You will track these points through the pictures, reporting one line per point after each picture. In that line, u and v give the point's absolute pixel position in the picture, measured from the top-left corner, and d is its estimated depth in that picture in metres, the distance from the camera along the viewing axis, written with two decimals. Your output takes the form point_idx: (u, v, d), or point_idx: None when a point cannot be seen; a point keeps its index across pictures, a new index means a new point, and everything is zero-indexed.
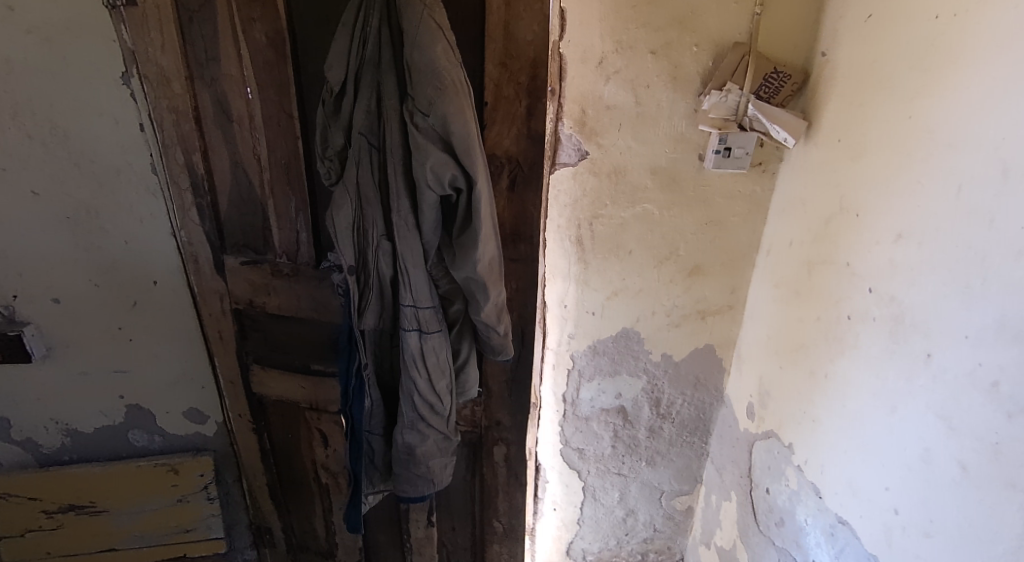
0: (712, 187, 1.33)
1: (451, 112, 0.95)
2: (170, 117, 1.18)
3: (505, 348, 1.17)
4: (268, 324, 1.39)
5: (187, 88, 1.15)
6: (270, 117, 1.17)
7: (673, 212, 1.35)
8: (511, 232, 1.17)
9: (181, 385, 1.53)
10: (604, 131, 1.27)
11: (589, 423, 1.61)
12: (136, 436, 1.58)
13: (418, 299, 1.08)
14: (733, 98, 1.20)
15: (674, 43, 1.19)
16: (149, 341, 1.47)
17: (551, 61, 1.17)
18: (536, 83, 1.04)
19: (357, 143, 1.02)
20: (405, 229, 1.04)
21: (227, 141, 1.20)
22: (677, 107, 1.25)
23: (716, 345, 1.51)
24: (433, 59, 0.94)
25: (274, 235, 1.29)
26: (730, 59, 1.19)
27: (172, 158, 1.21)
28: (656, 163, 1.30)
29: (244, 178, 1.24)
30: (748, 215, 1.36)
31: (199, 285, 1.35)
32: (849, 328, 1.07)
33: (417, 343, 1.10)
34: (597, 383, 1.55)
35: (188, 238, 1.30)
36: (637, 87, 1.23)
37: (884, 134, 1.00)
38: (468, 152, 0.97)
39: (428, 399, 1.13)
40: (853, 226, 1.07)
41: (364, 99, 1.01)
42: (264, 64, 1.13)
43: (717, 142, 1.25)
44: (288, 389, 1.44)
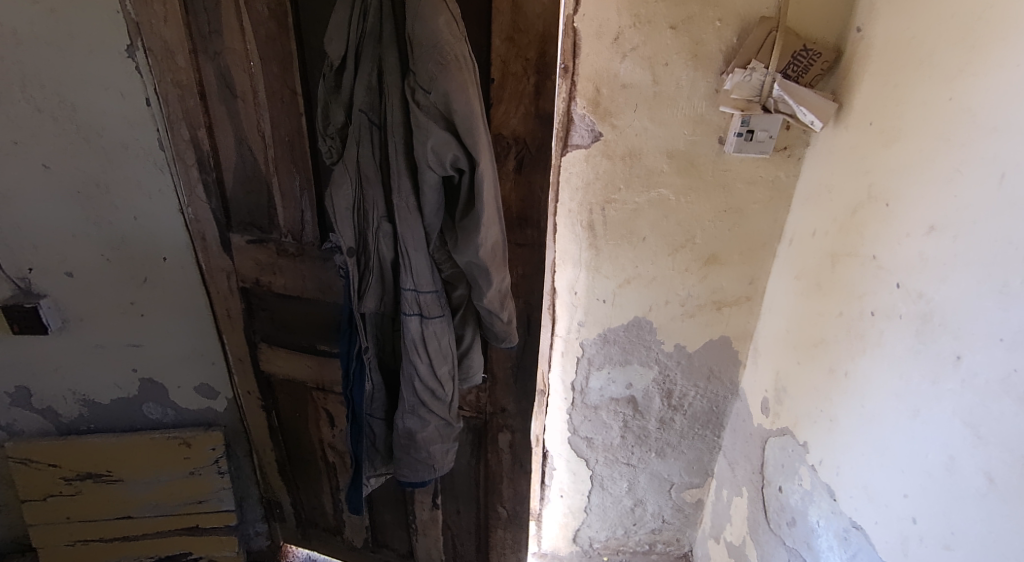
0: (732, 171, 1.26)
1: (453, 88, 0.91)
2: (174, 92, 1.17)
3: (509, 335, 1.13)
4: (275, 303, 1.39)
5: (192, 62, 1.14)
6: (274, 93, 1.14)
7: (690, 198, 1.29)
8: (517, 216, 1.13)
9: (192, 361, 1.54)
10: (618, 111, 1.21)
11: (598, 412, 1.58)
12: (150, 409, 1.60)
13: (419, 283, 1.05)
14: (757, 77, 1.13)
15: (695, 17, 1.12)
16: (160, 317, 1.48)
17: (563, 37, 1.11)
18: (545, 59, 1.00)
19: (357, 121, 0.99)
20: (406, 210, 1.00)
21: (232, 117, 1.19)
22: (697, 86, 1.18)
23: (732, 338, 1.46)
24: (436, 33, 0.90)
25: (279, 214, 1.27)
26: (757, 35, 1.12)
27: (178, 134, 1.21)
28: (674, 146, 1.24)
29: (249, 155, 1.22)
30: (770, 202, 1.29)
31: (207, 263, 1.36)
32: (872, 325, 1.00)
33: (418, 328, 1.07)
34: (606, 372, 1.52)
35: (196, 215, 1.30)
36: (655, 65, 1.16)
37: (922, 117, 0.92)
38: (471, 130, 0.93)
39: (429, 384, 1.11)
40: (883, 217, 1.00)
41: (365, 74, 0.97)
42: (267, 38, 1.10)
43: (739, 124, 1.17)
44: (295, 368, 1.45)
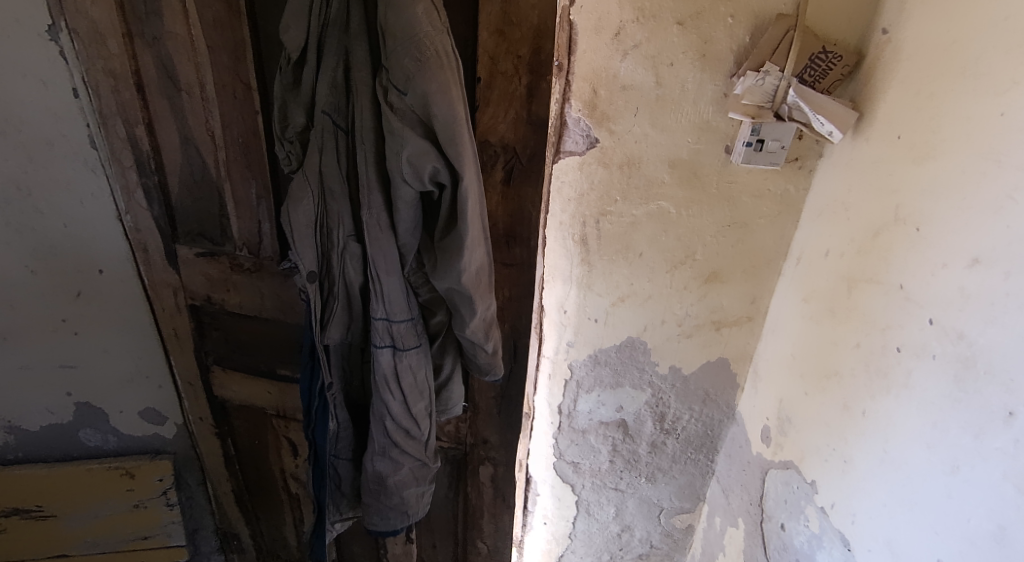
0: (738, 183, 1.15)
1: (432, 89, 0.77)
2: (107, 82, 1.01)
3: (494, 368, 1.00)
4: (228, 322, 1.23)
5: (126, 48, 0.98)
6: (223, 87, 0.99)
7: (693, 211, 1.18)
8: (506, 232, 1.02)
9: (135, 383, 1.37)
10: (617, 115, 1.09)
11: (586, 436, 1.44)
12: (88, 435, 1.43)
13: (392, 311, 0.91)
14: (771, 81, 1.01)
15: (705, 12, 1.00)
16: (98, 335, 1.31)
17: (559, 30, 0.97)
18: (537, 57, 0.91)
19: (320, 124, 0.84)
20: (377, 229, 0.87)
21: (175, 113, 1.03)
22: (704, 90, 1.06)
23: (731, 360, 1.36)
24: (413, 23, 0.76)
25: (232, 224, 1.11)
26: (772, 34, 1.00)
27: (112, 131, 1.05)
28: (676, 154, 1.12)
29: (196, 157, 1.07)
30: (776, 216, 1.18)
31: (150, 277, 1.20)
32: (898, 363, 0.90)
33: (391, 362, 0.94)
34: (596, 394, 1.39)
35: (135, 224, 1.14)
36: (659, 65, 1.04)
37: (962, 133, 0.82)
38: (454, 139, 0.79)
39: (403, 423, 0.98)
40: (912, 243, 0.89)
41: (329, 70, 0.82)
42: (215, 21, 0.94)
43: (748, 132, 1.06)
44: (253, 394, 1.30)
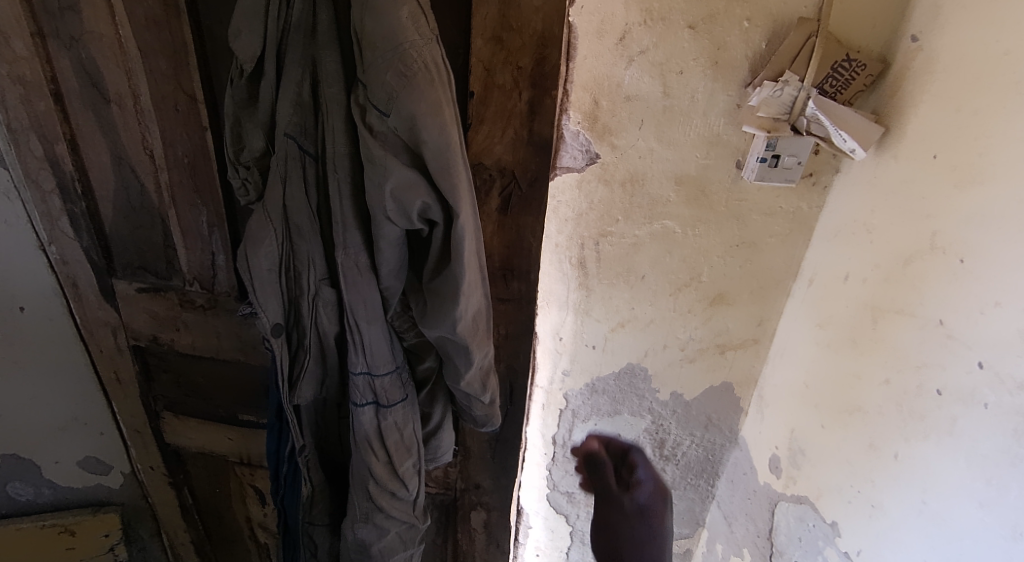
0: (748, 201, 0.97)
1: (422, 110, 0.65)
2: (17, 91, 0.84)
3: (491, 419, 0.89)
4: (181, 363, 1.08)
5: (38, 51, 0.82)
6: (163, 98, 0.84)
7: (700, 231, 1.00)
8: (502, 265, 0.90)
9: (70, 431, 1.21)
10: (620, 128, 0.91)
11: (582, 466, 1.27)
12: (19, 489, 1.26)
13: (374, 364, 0.78)
14: (788, 92, 0.81)
15: (719, 14, 0.83)
16: (22, 380, 1.14)
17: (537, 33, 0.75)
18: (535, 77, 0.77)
19: (282, 149, 0.70)
20: (355, 272, 0.73)
21: (104, 129, 0.87)
22: (714, 101, 0.89)
23: (735, 384, 1.18)
24: (396, 30, 0.63)
25: (179, 256, 0.96)
26: (789, 40, 0.82)
27: (27, 149, 0.88)
28: (683, 170, 0.95)
29: (132, 179, 0.91)
30: (787, 236, 1.00)
31: (82, 315, 1.03)
32: (937, 409, 0.75)
33: (374, 420, 0.81)
34: (592, 424, 1.22)
35: (61, 256, 0.97)
36: (667, 73, 0.87)
37: (1016, 158, 0.66)
38: (448, 169, 0.67)
39: (388, 486, 0.85)
40: (953, 276, 0.74)
41: (292, 84, 0.68)
42: (149, 22, 0.79)
43: (762, 147, 0.87)
44: (211, 440, 1.14)
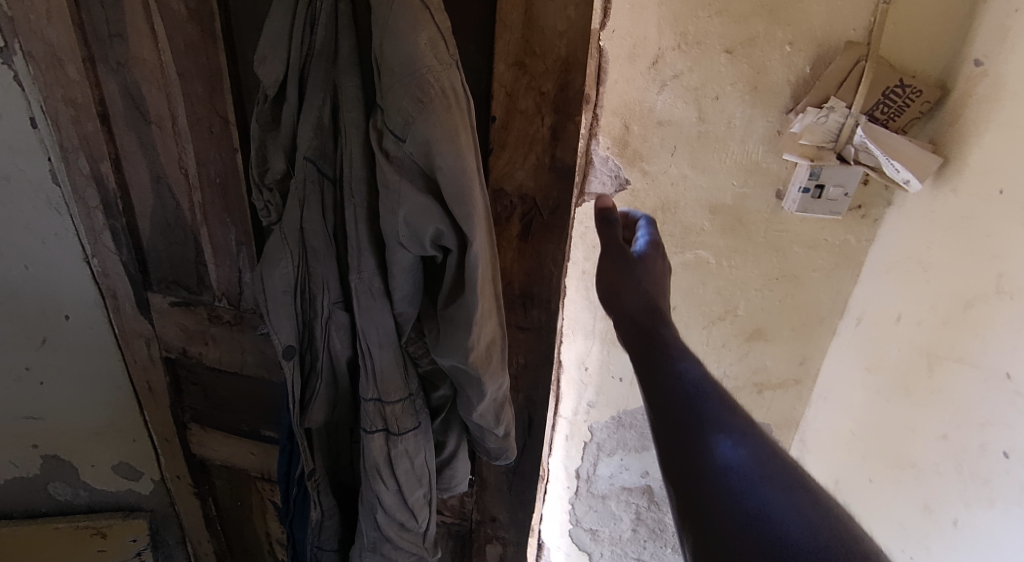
0: (790, 232, 0.92)
1: (437, 135, 0.63)
2: (67, 111, 0.87)
3: (505, 452, 0.86)
4: (208, 377, 1.09)
5: (87, 74, 0.85)
6: (198, 120, 0.86)
7: (736, 262, 0.96)
8: (521, 292, 0.87)
9: (107, 436, 1.24)
10: (651, 154, 0.90)
11: (606, 502, 1.22)
12: (58, 489, 1.30)
13: (385, 391, 0.77)
14: (835, 118, 0.79)
15: (760, 38, 0.79)
16: (65, 385, 1.18)
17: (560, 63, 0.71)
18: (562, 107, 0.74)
19: (300, 172, 0.70)
20: (368, 298, 0.72)
21: (145, 149, 0.90)
22: (753, 127, 0.85)
23: (773, 426, 1.11)
24: (413, 56, 0.62)
25: (210, 272, 0.98)
26: (837, 64, 0.78)
27: (74, 167, 0.91)
28: (718, 198, 0.91)
29: (168, 197, 0.94)
30: (832, 269, 0.94)
31: (119, 327, 1.06)
32: (1001, 471, 0.71)
33: (384, 448, 0.80)
34: (618, 458, 1.17)
35: (103, 268, 1.01)
36: (702, 98, 0.84)
37: None
38: (463, 196, 0.66)
39: (397, 516, 0.83)
40: (1016, 327, 0.70)
41: (313, 109, 0.68)
42: (187, 47, 0.81)
43: (805, 176, 0.84)
44: (234, 454, 1.16)
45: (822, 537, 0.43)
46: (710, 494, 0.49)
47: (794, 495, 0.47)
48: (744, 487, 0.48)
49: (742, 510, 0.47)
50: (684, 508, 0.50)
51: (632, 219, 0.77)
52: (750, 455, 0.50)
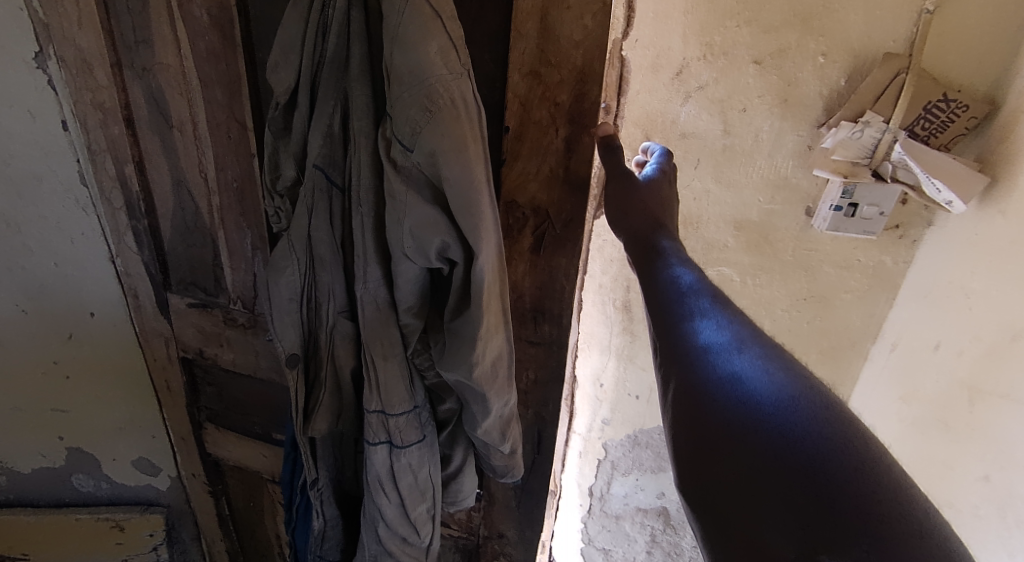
0: (819, 252, 0.88)
1: (445, 146, 0.62)
2: (96, 115, 0.90)
3: (511, 470, 0.84)
4: (223, 378, 1.10)
5: (115, 79, 0.87)
6: (218, 126, 0.87)
7: (760, 281, 0.92)
8: (532, 306, 0.85)
9: (129, 431, 1.27)
10: (673, 166, 0.87)
11: (620, 523, 1.18)
12: (81, 481, 1.33)
13: (388, 403, 0.76)
14: (871, 134, 0.74)
15: (790, 49, 0.75)
16: (90, 380, 1.21)
17: (578, 74, 0.70)
18: (576, 120, 0.72)
19: (309, 181, 0.69)
20: (372, 308, 0.71)
21: (167, 153, 0.92)
22: (782, 141, 0.81)
23: None
24: (422, 65, 0.61)
25: (225, 275, 0.99)
26: (873, 77, 0.73)
27: (102, 169, 0.94)
28: (743, 215, 0.88)
29: (189, 201, 0.95)
30: (866, 291, 0.89)
31: (140, 325, 1.08)
32: None
33: (386, 461, 0.78)
34: (633, 478, 1.13)
35: (125, 268, 1.02)
36: (727, 110, 0.81)
37: None
38: (469, 209, 0.64)
39: (399, 531, 0.82)
40: None
41: (324, 117, 0.68)
42: (209, 54, 0.82)
43: (839, 194, 0.79)
44: (247, 456, 1.16)
45: (789, 392, 0.46)
46: (690, 358, 0.51)
47: (767, 355, 0.49)
48: (720, 350, 0.50)
49: (720, 376, 0.48)
50: (670, 376, 0.52)
51: (649, 151, 0.79)
52: (730, 324, 0.52)
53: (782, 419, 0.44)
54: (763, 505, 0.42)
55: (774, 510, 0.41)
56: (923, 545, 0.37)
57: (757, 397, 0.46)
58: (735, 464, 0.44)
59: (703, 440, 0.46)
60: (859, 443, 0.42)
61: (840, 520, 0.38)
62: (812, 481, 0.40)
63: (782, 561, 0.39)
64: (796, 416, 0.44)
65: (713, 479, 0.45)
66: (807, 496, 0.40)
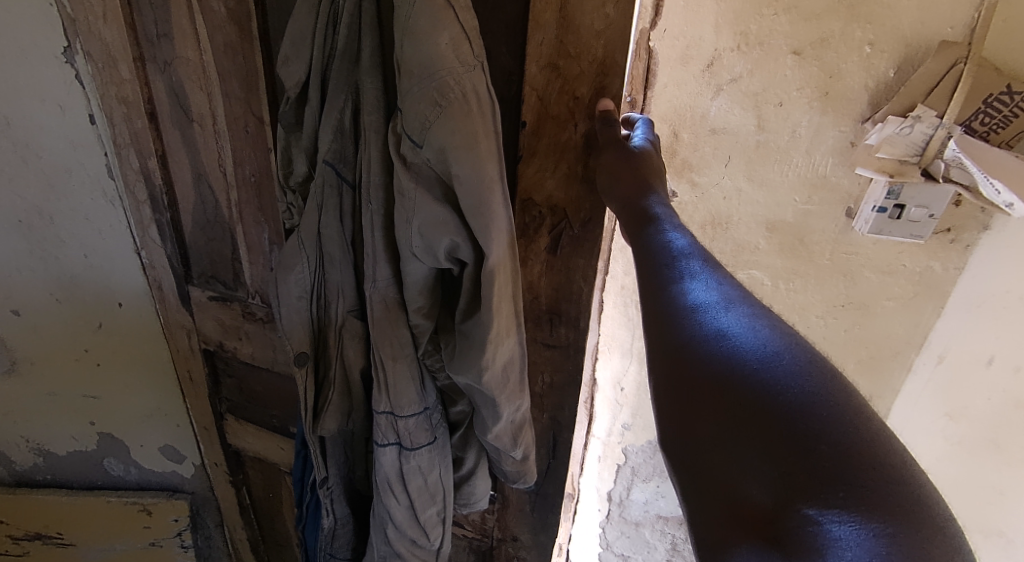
0: (859, 256, 0.82)
1: (455, 142, 0.59)
2: (120, 109, 0.90)
3: (524, 475, 0.82)
4: (244, 371, 1.11)
5: (137, 73, 0.87)
6: (237, 120, 0.86)
7: (794, 286, 0.86)
8: (548, 309, 0.82)
9: (156, 419, 1.29)
10: (702, 164, 0.82)
11: (640, 530, 1.14)
12: (112, 465, 1.36)
13: (398, 405, 0.74)
14: (922, 130, 0.69)
15: (833, 38, 0.69)
16: (119, 368, 1.23)
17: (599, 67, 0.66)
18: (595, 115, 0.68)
19: (319, 177, 0.68)
20: (380, 307, 0.70)
21: (188, 147, 0.92)
22: (821, 138, 0.75)
23: None
24: (433, 57, 0.58)
25: (245, 269, 0.99)
26: (927, 68, 0.67)
27: (126, 163, 0.95)
28: (776, 215, 0.82)
29: (209, 196, 0.95)
30: (911, 298, 0.82)
31: (164, 316, 1.09)
32: None
33: (396, 463, 0.77)
34: (654, 485, 1.09)
35: (150, 260, 1.04)
36: (762, 104, 0.76)
37: None
38: (481, 209, 0.61)
39: (408, 533, 0.81)
40: None
41: (334, 110, 0.66)
42: (226, 48, 0.81)
43: (882, 194, 0.74)
44: (266, 448, 1.17)
45: (778, 348, 0.40)
46: (672, 306, 0.46)
47: (755, 305, 0.45)
48: (706, 306, 0.45)
49: (704, 332, 0.43)
50: (652, 336, 0.47)
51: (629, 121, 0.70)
52: (717, 278, 0.47)
53: (767, 364, 0.40)
54: (742, 452, 0.38)
55: (752, 457, 0.37)
56: (902, 494, 0.34)
57: (741, 344, 0.41)
58: (713, 411, 0.40)
59: (682, 387, 0.42)
60: (851, 404, 0.38)
61: (821, 466, 0.35)
62: (792, 426, 0.37)
63: (757, 514, 0.36)
64: (785, 372, 0.39)
65: (693, 437, 0.41)
66: (788, 442, 0.36)
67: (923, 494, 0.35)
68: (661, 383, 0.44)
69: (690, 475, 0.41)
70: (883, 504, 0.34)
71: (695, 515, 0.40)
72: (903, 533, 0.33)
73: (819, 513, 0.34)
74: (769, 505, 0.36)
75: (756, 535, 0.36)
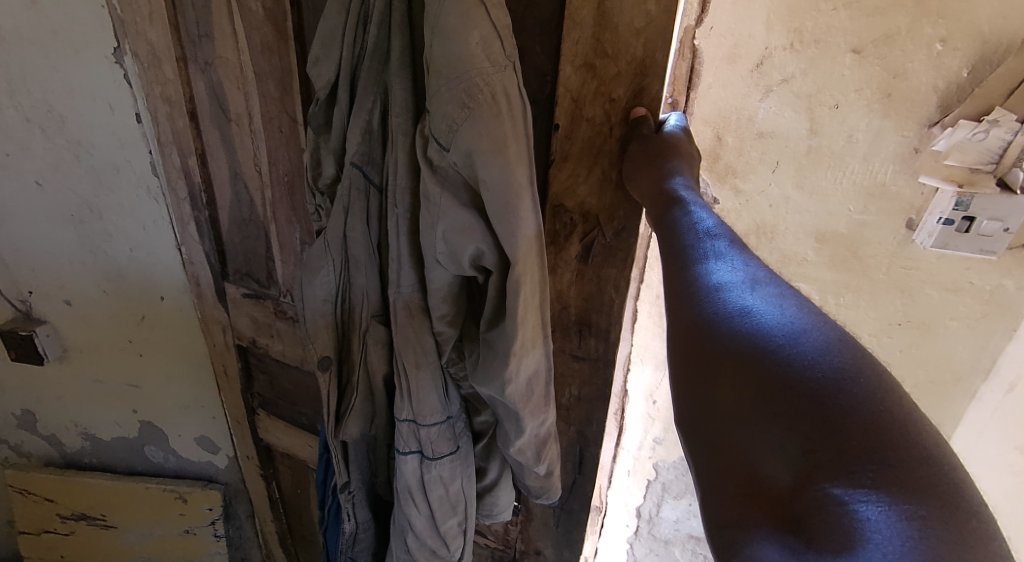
0: (919, 272, 0.75)
1: (483, 146, 0.56)
2: (163, 108, 0.92)
3: (548, 492, 0.79)
4: (275, 368, 1.12)
5: (180, 73, 0.88)
6: (271, 120, 0.86)
7: (846, 301, 0.80)
8: (578, 319, 0.79)
9: (193, 410, 1.32)
10: (747, 169, 0.77)
11: (670, 547, 1.10)
12: (152, 452, 1.40)
13: (419, 413, 0.72)
14: (998, 136, 0.63)
15: (899, 37, 0.64)
16: (160, 360, 1.26)
17: (639, 67, 0.63)
18: (632, 118, 0.65)
19: (346, 179, 0.66)
20: (403, 311, 0.68)
21: (226, 145, 0.92)
22: (881, 143, 0.69)
23: None
24: (462, 57, 0.55)
25: (277, 268, 0.99)
26: (1007, 68, 0.61)
27: (168, 160, 0.96)
28: (828, 226, 0.76)
29: (245, 195, 0.96)
30: (977, 319, 0.76)
31: (201, 310, 1.11)
32: None
33: (417, 471, 0.75)
34: (686, 503, 1.05)
35: (189, 255, 1.05)
36: (816, 106, 0.70)
37: None
38: (507, 215, 0.59)
39: (428, 542, 0.79)
40: None
41: (362, 112, 0.64)
42: (263, 47, 0.81)
43: (950, 205, 0.69)
44: (295, 444, 1.18)
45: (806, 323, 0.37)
46: (692, 280, 0.43)
47: (783, 282, 0.41)
48: (729, 283, 0.41)
49: (725, 308, 0.39)
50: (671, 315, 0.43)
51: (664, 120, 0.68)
52: (743, 255, 0.43)
53: (793, 338, 0.36)
54: (760, 428, 0.34)
55: (773, 432, 0.34)
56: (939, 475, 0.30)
57: (765, 321, 0.37)
58: (731, 385, 0.36)
59: (700, 363, 0.39)
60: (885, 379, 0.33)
61: (849, 442, 0.31)
62: (819, 402, 0.33)
63: (778, 493, 0.33)
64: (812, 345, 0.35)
65: (712, 413, 0.37)
66: (812, 416, 0.33)
67: (960, 477, 0.31)
68: (677, 357, 0.41)
69: (706, 452, 0.37)
70: (918, 484, 0.30)
71: (709, 497, 0.36)
72: (939, 519, 0.29)
73: (846, 493, 0.31)
74: (789, 483, 0.32)
75: (774, 516, 0.32)
